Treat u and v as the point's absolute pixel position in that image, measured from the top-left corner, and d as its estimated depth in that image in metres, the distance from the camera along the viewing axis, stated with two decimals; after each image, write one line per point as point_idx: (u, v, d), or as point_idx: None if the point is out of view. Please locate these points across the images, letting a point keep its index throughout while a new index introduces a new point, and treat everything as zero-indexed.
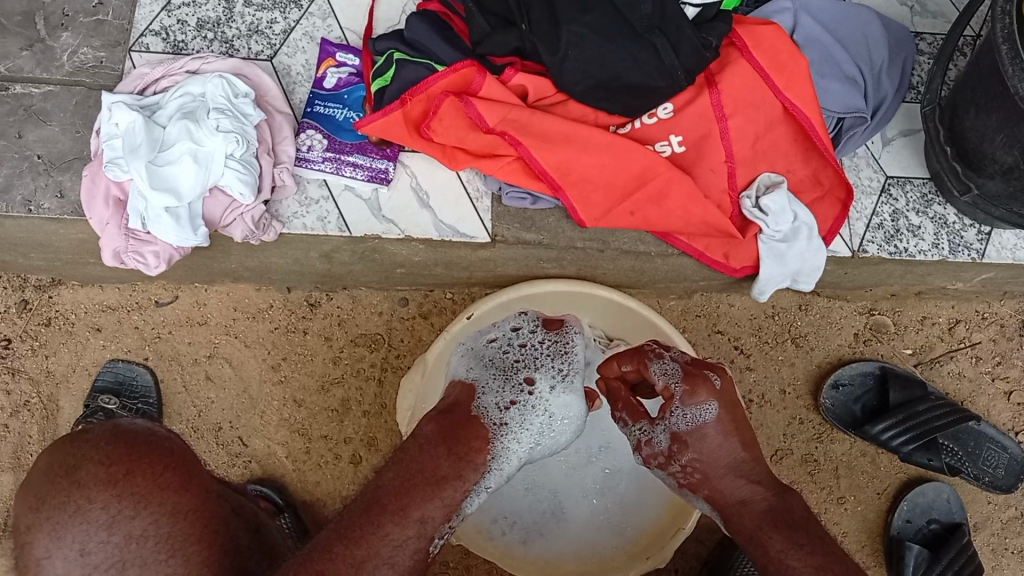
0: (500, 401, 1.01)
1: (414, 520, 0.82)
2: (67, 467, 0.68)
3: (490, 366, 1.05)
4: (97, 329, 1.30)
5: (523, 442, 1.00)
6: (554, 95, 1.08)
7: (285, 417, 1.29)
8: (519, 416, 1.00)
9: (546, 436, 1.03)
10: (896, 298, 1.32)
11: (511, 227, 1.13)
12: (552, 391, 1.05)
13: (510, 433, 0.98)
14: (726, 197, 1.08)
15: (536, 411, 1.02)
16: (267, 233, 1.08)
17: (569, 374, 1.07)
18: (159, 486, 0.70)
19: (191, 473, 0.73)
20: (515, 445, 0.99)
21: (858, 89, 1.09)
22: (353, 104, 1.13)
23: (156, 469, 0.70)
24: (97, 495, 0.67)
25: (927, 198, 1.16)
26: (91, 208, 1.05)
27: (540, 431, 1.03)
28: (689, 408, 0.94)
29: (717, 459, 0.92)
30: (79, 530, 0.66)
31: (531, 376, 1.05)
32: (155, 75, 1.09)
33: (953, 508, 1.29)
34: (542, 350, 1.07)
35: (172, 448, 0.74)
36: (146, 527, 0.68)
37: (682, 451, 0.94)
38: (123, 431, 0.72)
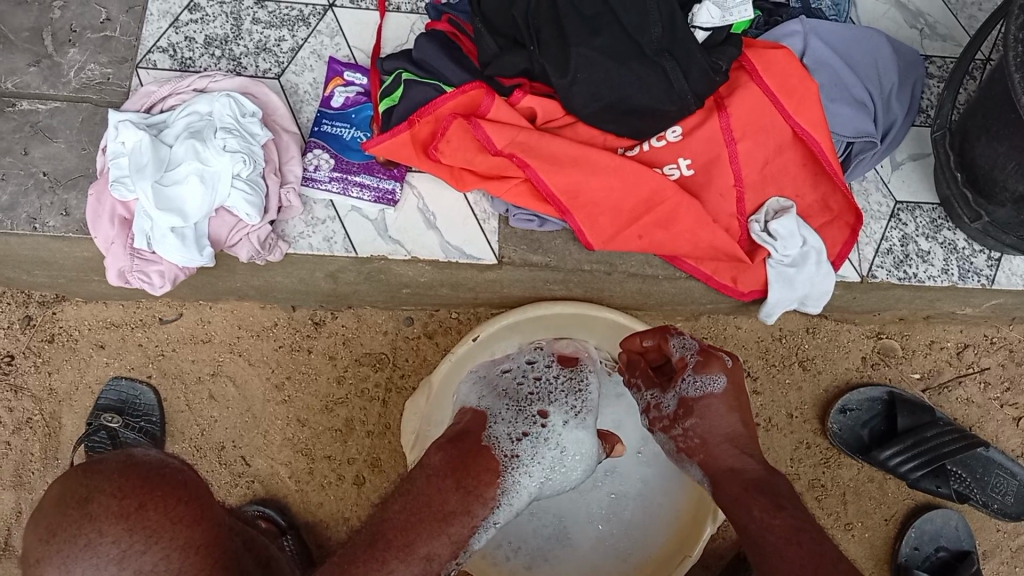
0: (512, 432, 0.98)
1: (419, 556, 0.81)
2: (80, 498, 0.60)
3: (504, 397, 1.03)
4: (100, 346, 1.30)
5: (533, 479, 0.96)
6: (561, 117, 1.07)
7: (288, 437, 1.29)
8: (531, 449, 0.97)
9: (558, 474, 1.00)
10: (904, 322, 1.31)
11: (518, 249, 1.12)
12: (567, 426, 1.02)
13: (521, 468, 0.95)
14: (734, 221, 1.08)
15: (549, 444, 0.99)
16: (272, 253, 1.08)
17: (582, 411, 1.04)
18: (171, 522, 0.62)
19: (201, 507, 0.65)
20: (526, 481, 0.95)
21: (868, 113, 1.09)
22: (360, 124, 1.13)
23: (169, 503, 0.62)
24: (108, 529, 0.59)
25: (937, 223, 1.15)
26: (96, 227, 1.04)
27: (552, 467, 0.99)
28: (699, 378, 0.94)
29: (717, 428, 0.92)
30: (88, 564, 0.59)
31: (545, 410, 1.02)
32: (163, 93, 1.09)
33: (961, 535, 1.28)
34: (557, 385, 1.06)
35: (185, 481, 0.66)
36: (156, 563, 0.60)
37: (684, 414, 0.94)
38: (136, 462, 0.64)
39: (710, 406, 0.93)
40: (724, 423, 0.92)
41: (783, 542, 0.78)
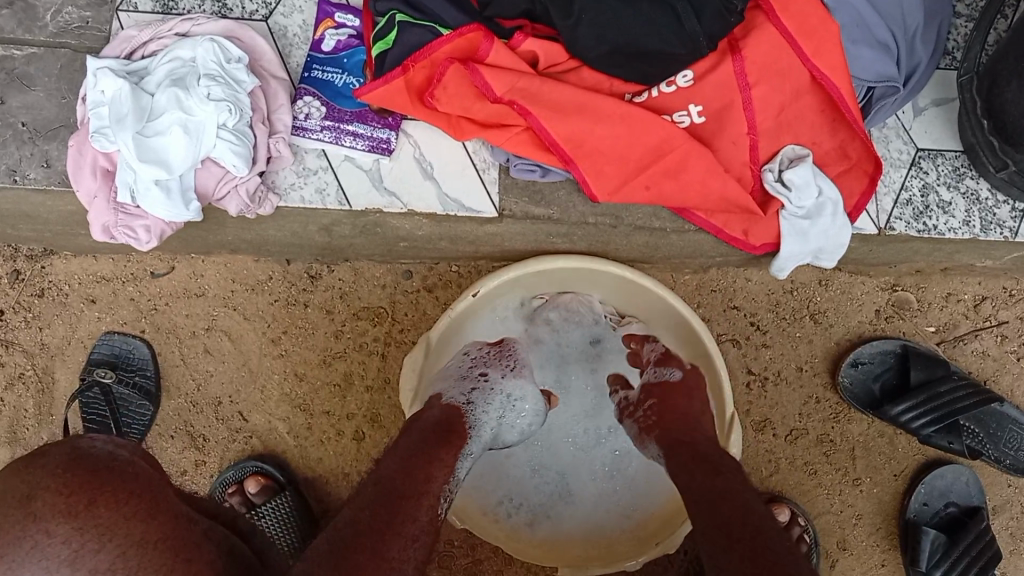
0: (463, 390, 0.99)
1: (427, 482, 0.78)
2: (22, 496, 0.58)
3: (448, 376, 1.04)
4: (91, 301, 1.26)
5: (489, 422, 0.99)
6: (566, 62, 1.01)
7: (286, 392, 1.26)
8: (482, 399, 1.00)
9: (512, 419, 1.04)
10: (921, 274, 1.26)
11: (519, 201, 1.08)
12: (513, 375, 1.06)
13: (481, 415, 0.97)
14: (748, 170, 1.03)
15: (496, 393, 1.02)
16: (262, 207, 1.03)
17: (520, 365, 1.08)
18: (124, 517, 0.59)
19: (156, 500, 0.63)
20: (487, 424, 0.98)
21: (891, 56, 1.02)
22: (353, 69, 1.07)
23: (119, 497, 0.60)
24: (55, 528, 0.56)
25: (959, 172, 1.10)
26: (78, 180, 1.00)
27: (506, 412, 1.03)
28: (662, 367, 1.03)
29: (675, 404, 0.94)
30: (37, 567, 0.55)
31: (486, 373, 1.04)
32: (143, 39, 1.03)
33: (971, 491, 1.26)
34: (489, 353, 1.08)
35: (136, 475, 0.64)
36: (113, 561, 0.57)
37: (645, 397, 0.99)
38: (81, 456, 0.62)
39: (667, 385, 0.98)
40: (682, 402, 0.94)
41: (713, 497, 0.74)
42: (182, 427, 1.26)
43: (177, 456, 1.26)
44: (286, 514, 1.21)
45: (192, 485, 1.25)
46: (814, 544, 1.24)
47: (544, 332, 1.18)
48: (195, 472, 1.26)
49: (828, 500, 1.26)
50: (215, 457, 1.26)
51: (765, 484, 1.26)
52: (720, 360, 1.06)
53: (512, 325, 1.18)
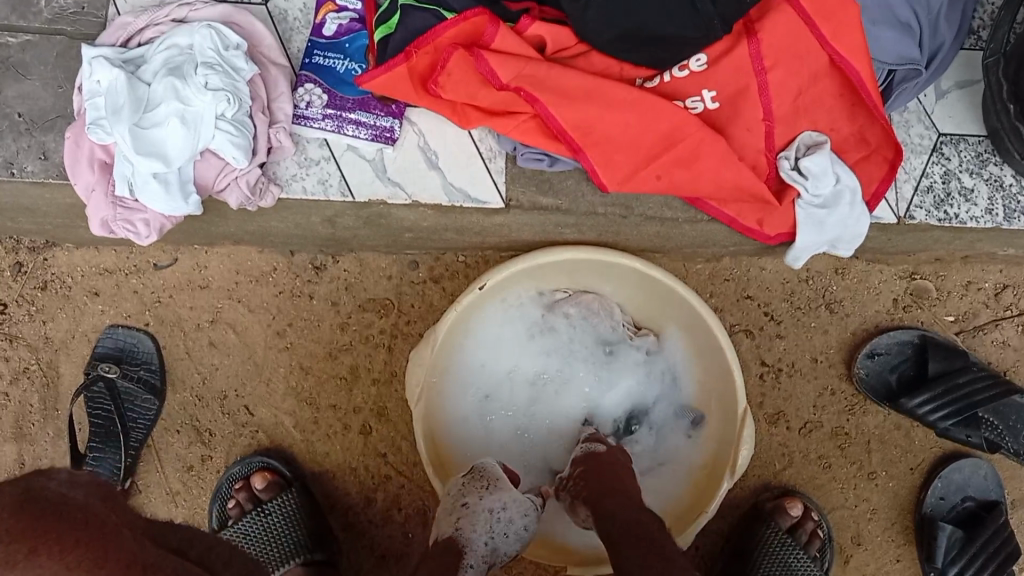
0: (451, 530, 0.92)
1: None
2: None
3: (440, 516, 0.96)
4: (95, 293, 1.24)
5: (483, 542, 0.91)
6: (575, 46, 0.98)
7: (291, 385, 1.24)
8: (471, 528, 0.92)
9: (512, 531, 0.94)
10: (940, 263, 1.23)
11: (526, 191, 1.05)
12: (493, 488, 0.97)
13: (474, 543, 0.90)
14: (762, 158, 0.99)
15: (480, 514, 0.93)
16: (264, 199, 1.01)
17: (495, 479, 0.99)
18: (65, 569, 0.54)
19: (107, 548, 0.57)
20: (480, 545, 0.91)
21: (913, 37, 0.98)
22: (355, 55, 1.04)
23: (63, 546, 0.54)
24: None
25: (982, 158, 1.06)
26: (75, 172, 0.98)
27: (499, 527, 0.93)
28: (591, 441, 1.03)
29: (599, 470, 0.94)
30: None
31: (467, 501, 0.95)
32: (139, 25, 1.00)
33: (989, 484, 1.23)
34: (466, 478, 1.00)
35: (88, 518, 0.58)
36: None
37: (574, 467, 0.99)
38: (30, 497, 0.56)
39: (594, 455, 0.98)
40: (608, 469, 0.94)
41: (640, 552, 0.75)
42: (188, 421, 1.24)
43: (183, 450, 1.24)
44: (291, 511, 1.19)
45: (198, 480, 1.24)
46: (829, 539, 1.22)
47: (560, 322, 1.13)
48: (201, 466, 1.24)
49: (843, 494, 1.24)
50: (221, 452, 1.24)
51: (779, 477, 1.24)
52: (731, 350, 1.04)
53: (530, 311, 1.14)
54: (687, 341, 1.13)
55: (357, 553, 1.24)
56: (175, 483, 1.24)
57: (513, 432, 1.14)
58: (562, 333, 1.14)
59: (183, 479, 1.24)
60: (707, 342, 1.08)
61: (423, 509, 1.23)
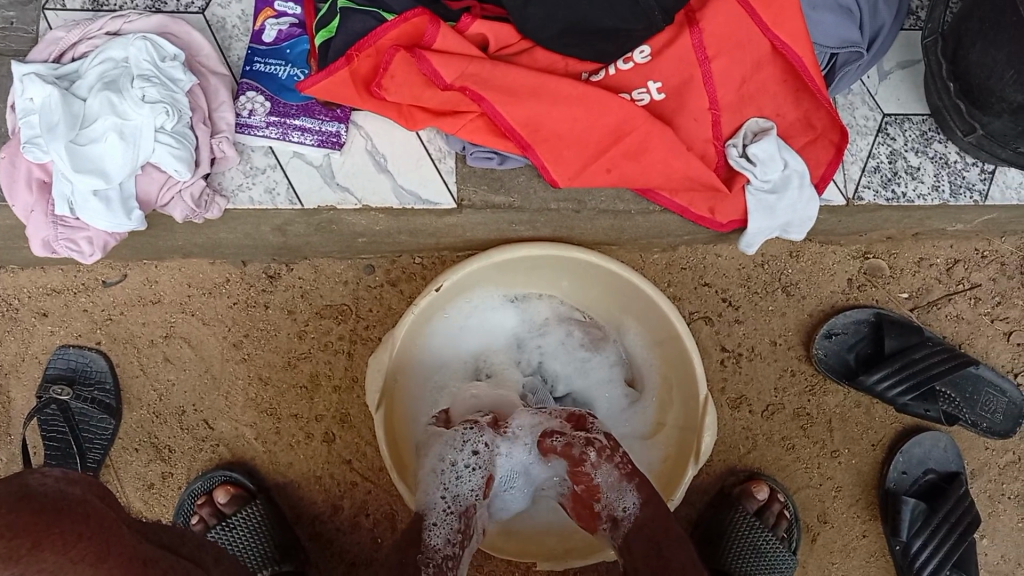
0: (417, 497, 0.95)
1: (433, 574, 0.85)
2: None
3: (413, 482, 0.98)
4: (43, 314, 1.21)
5: (440, 498, 0.93)
6: (518, 43, 0.97)
7: (251, 397, 1.22)
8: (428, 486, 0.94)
9: (463, 468, 0.96)
10: (892, 241, 1.24)
11: (477, 190, 1.04)
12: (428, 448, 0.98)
13: (433, 500, 0.93)
14: (711, 147, 0.99)
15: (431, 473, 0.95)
16: (209, 211, 0.99)
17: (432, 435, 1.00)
18: (70, 562, 0.58)
19: (107, 542, 0.62)
20: (439, 502, 0.93)
21: (853, 20, 0.99)
22: (297, 60, 1.02)
23: (67, 540, 0.58)
24: None
25: (927, 136, 1.07)
26: (13, 194, 0.95)
27: (453, 476, 0.95)
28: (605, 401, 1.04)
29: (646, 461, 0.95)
30: None
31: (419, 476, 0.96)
32: (71, 40, 0.97)
33: (949, 457, 1.25)
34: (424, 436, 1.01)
35: (88, 513, 0.62)
36: None
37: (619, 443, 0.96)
38: (29, 494, 0.60)
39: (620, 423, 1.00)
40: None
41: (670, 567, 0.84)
42: (146, 439, 1.22)
43: (143, 469, 1.22)
44: (256, 523, 1.18)
45: (161, 498, 1.22)
46: (795, 519, 1.23)
47: (561, 334, 1.18)
48: (162, 484, 1.22)
49: (807, 474, 1.25)
50: (182, 468, 1.22)
51: (743, 460, 1.25)
52: (690, 340, 1.04)
53: (497, 312, 1.16)
54: (644, 334, 1.13)
55: (326, 563, 1.23)
56: (136, 502, 1.22)
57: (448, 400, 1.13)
58: (554, 338, 1.19)
59: (145, 497, 1.22)
60: (664, 334, 1.09)
61: (391, 513, 1.22)
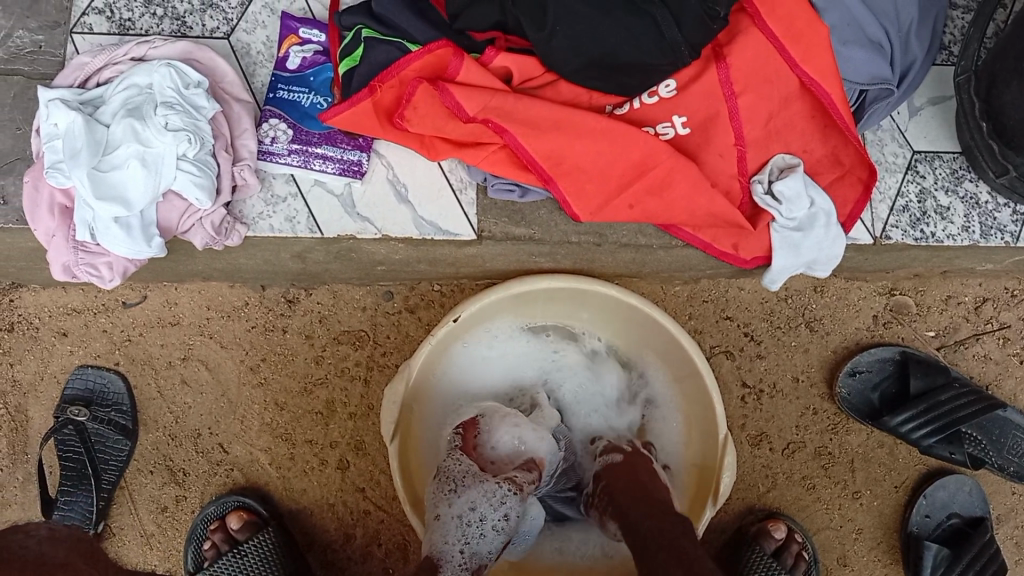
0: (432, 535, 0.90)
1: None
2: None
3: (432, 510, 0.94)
4: (63, 334, 1.21)
5: (458, 550, 0.88)
6: (542, 75, 0.97)
7: (266, 422, 1.21)
8: (451, 532, 0.90)
9: (490, 527, 0.90)
10: (919, 278, 1.22)
11: (498, 222, 1.04)
12: (461, 489, 0.93)
13: (450, 550, 0.88)
14: (736, 183, 0.98)
15: (457, 519, 0.90)
16: (230, 238, 0.99)
17: (465, 476, 0.94)
18: None
19: None
20: (456, 554, 0.88)
21: (884, 57, 0.97)
22: (320, 88, 1.02)
23: None
24: None
25: (957, 175, 1.05)
26: (35, 218, 0.95)
27: (474, 530, 0.90)
28: (608, 454, 1.04)
29: (625, 480, 0.95)
30: None
31: (440, 512, 0.92)
32: (97, 65, 0.98)
33: (974, 501, 1.22)
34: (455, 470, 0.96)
35: None
36: None
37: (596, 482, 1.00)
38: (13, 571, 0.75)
39: (612, 465, 1.00)
40: (630, 477, 0.95)
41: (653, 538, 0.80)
42: (161, 462, 1.22)
43: (157, 491, 1.22)
44: (267, 551, 1.17)
45: (174, 521, 1.22)
46: (814, 561, 1.20)
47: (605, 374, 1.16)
48: (175, 507, 1.22)
49: (828, 515, 1.23)
50: (196, 492, 1.22)
51: (763, 499, 1.23)
52: (709, 377, 1.02)
53: (519, 343, 1.15)
54: (667, 370, 1.12)
55: None
56: (149, 525, 1.22)
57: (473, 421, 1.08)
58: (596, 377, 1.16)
59: (158, 521, 1.22)
60: (688, 370, 1.07)
61: (404, 544, 1.21)
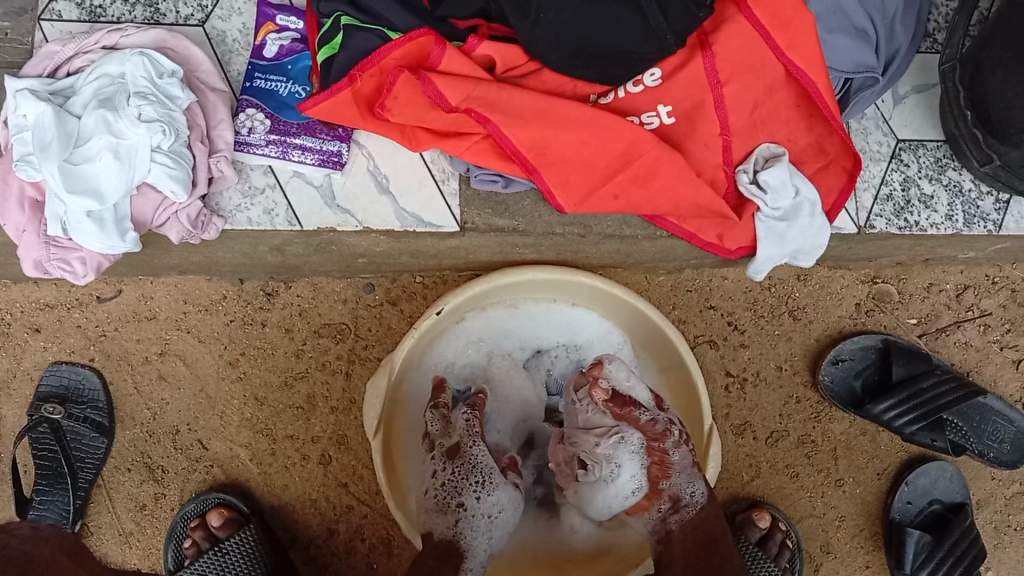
0: (453, 522, 0.90)
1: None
2: None
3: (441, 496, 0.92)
4: (36, 330, 1.18)
5: (482, 547, 0.91)
6: (525, 64, 0.95)
7: (246, 417, 1.19)
8: (473, 527, 0.90)
9: (501, 529, 0.94)
10: (901, 266, 1.22)
11: (481, 213, 1.02)
12: (489, 489, 0.93)
13: (475, 540, 0.90)
14: (720, 173, 0.97)
15: (480, 520, 0.91)
16: (207, 231, 0.97)
17: (490, 474, 0.93)
18: None
19: None
20: (480, 551, 0.90)
21: (869, 44, 0.96)
22: (298, 77, 1.00)
23: None
24: None
25: (941, 163, 1.06)
26: (4, 213, 0.92)
27: (494, 532, 0.93)
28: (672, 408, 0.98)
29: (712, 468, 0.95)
30: None
31: (462, 503, 0.90)
32: (67, 54, 0.95)
33: (955, 487, 1.23)
34: (477, 468, 0.93)
35: None
36: None
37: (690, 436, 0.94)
38: None
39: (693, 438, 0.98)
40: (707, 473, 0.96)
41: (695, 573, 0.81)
42: (139, 459, 1.20)
43: (135, 489, 1.20)
44: (250, 548, 1.15)
45: (153, 519, 1.20)
46: (798, 549, 1.21)
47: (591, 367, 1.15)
48: (155, 505, 1.20)
49: (811, 503, 1.23)
50: (175, 489, 1.20)
51: (746, 488, 1.23)
52: (695, 369, 1.03)
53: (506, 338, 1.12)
54: (652, 361, 1.11)
55: None
56: (128, 524, 1.20)
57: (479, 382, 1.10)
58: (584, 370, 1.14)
59: (137, 519, 1.20)
60: (671, 362, 1.07)
61: (388, 538, 1.20)
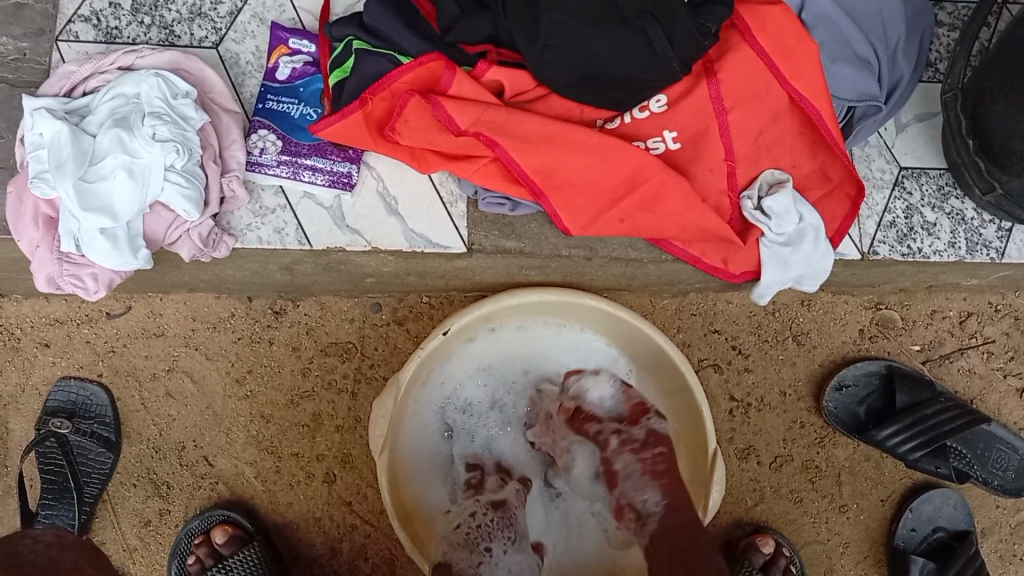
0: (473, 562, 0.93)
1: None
2: None
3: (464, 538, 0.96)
4: (45, 345, 1.20)
5: None
6: (533, 89, 0.97)
7: (252, 435, 1.20)
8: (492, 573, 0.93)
9: None
10: (905, 292, 1.23)
11: (488, 235, 1.03)
12: (515, 547, 0.96)
13: None
14: (725, 199, 0.98)
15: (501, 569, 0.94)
16: (217, 250, 0.98)
17: (522, 537, 0.98)
18: None
19: None
20: None
21: (872, 72, 0.98)
22: (310, 99, 1.02)
23: None
24: None
25: (944, 191, 1.07)
26: (19, 228, 0.94)
27: None
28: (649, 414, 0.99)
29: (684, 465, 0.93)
30: None
31: (488, 547, 0.95)
32: (84, 74, 0.97)
33: (959, 514, 1.23)
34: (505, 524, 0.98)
35: None
36: None
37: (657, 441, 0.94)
38: None
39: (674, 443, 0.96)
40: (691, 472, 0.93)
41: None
42: (145, 475, 1.20)
43: (140, 505, 1.20)
44: (253, 565, 1.15)
45: (157, 535, 1.20)
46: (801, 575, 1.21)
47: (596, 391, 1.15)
48: (159, 521, 1.20)
49: (814, 529, 1.23)
50: (179, 505, 1.20)
51: (750, 513, 1.22)
52: (700, 392, 1.03)
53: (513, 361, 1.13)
54: (658, 385, 1.11)
55: None
56: (133, 540, 1.20)
57: (486, 404, 1.12)
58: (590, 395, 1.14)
59: (141, 535, 1.20)
60: (676, 386, 1.07)
61: (390, 557, 1.20)
